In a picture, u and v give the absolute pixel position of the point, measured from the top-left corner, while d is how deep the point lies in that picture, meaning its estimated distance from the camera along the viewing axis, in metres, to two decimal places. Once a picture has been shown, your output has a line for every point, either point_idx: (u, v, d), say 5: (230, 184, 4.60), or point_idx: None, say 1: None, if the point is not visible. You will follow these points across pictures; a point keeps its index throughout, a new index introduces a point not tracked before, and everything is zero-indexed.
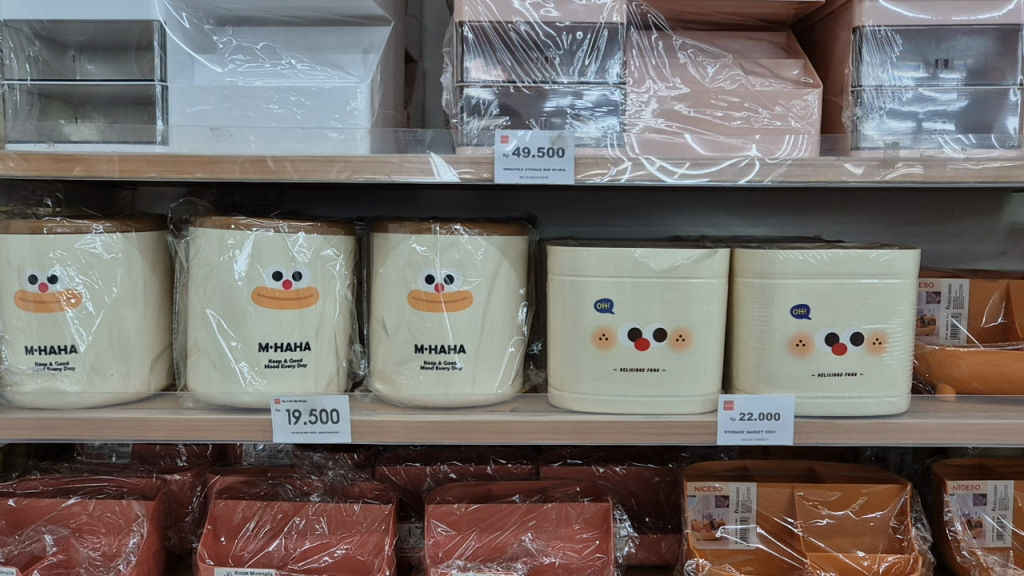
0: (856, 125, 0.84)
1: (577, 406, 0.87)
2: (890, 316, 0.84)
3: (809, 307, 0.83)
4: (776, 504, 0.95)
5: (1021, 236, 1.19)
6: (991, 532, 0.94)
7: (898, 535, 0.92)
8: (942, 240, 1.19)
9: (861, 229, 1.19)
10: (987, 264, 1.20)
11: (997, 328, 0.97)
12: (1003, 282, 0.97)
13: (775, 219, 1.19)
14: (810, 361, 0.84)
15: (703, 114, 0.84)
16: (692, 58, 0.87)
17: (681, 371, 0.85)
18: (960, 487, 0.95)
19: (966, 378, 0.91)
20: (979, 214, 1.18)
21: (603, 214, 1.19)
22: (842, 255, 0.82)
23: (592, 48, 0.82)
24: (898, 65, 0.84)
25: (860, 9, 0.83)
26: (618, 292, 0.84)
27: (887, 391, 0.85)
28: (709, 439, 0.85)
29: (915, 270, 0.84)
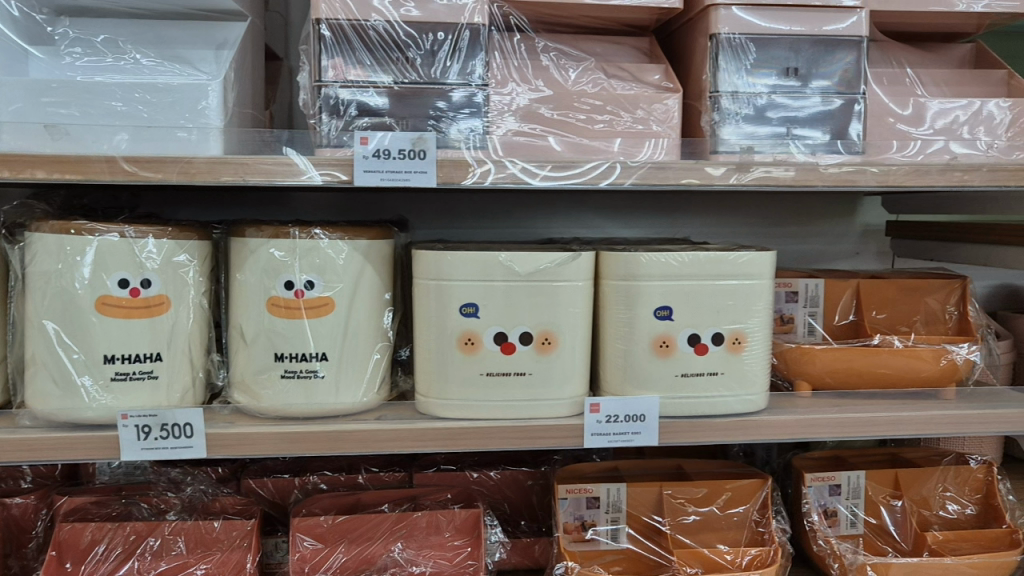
0: (715, 129, 0.86)
1: (444, 412, 0.86)
2: (748, 316, 0.86)
3: (672, 309, 0.85)
4: (643, 503, 0.96)
5: (874, 237, 1.26)
6: (844, 521, 0.99)
7: (760, 528, 0.94)
8: (802, 240, 1.25)
9: (727, 230, 1.23)
10: (843, 263, 1.26)
11: (849, 326, 1.01)
12: (854, 282, 1.01)
13: (646, 221, 1.22)
14: (673, 362, 0.85)
15: (566, 117, 0.83)
16: (554, 61, 0.87)
17: (547, 375, 0.85)
18: (817, 479, 0.98)
19: (821, 375, 0.95)
20: (835, 216, 1.25)
21: (477, 216, 1.19)
22: (703, 257, 0.84)
23: (453, 49, 0.81)
24: (752, 72, 0.86)
25: (716, 16, 0.84)
26: (483, 297, 0.84)
27: (747, 389, 0.87)
28: (575, 442, 0.85)
29: (772, 271, 0.87)
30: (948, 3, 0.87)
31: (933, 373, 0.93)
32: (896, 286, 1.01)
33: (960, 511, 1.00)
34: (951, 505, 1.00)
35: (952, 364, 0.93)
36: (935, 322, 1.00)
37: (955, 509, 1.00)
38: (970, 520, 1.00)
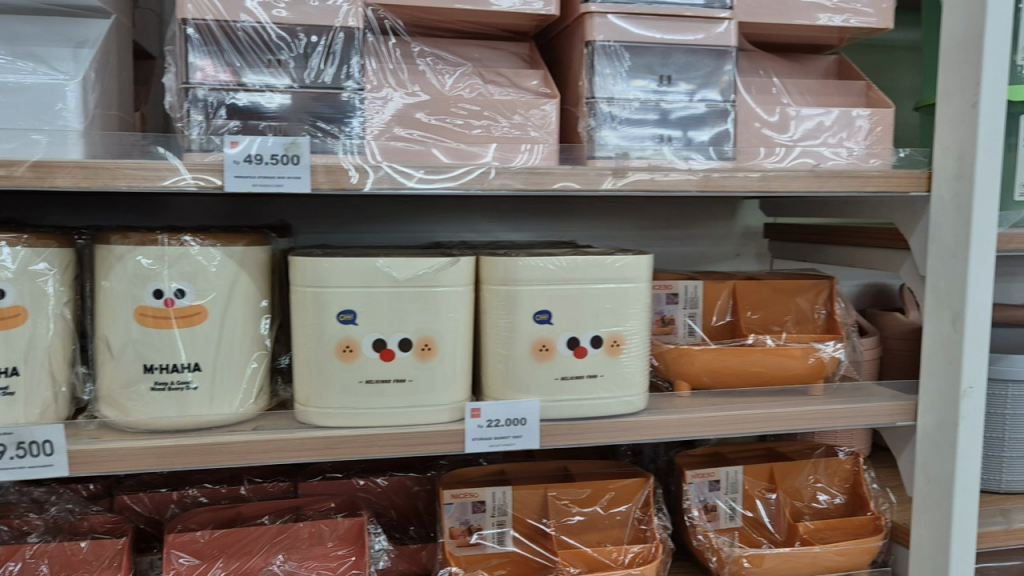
0: (591, 134, 0.87)
1: (323, 421, 0.84)
2: (625, 319, 0.88)
3: (550, 313, 0.86)
4: (528, 506, 0.97)
5: (753, 239, 1.31)
6: (723, 515, 1.02)
7: (642, 526, 0.97)
8: (686, 243, 1.28)
9: (613, 233, 1.25)
10: (725, 265, 1.30)
11: (726, 326, 1.04)
12: (730, 283, 1.05)
13: (533, 225, 1.23)
14: (553, 365, 0.86)
15: (443, 122, 0.84)
16: (431, 66, 0.87)
17: (427, 381, 0.85)
18: (698, 475, 1.01)
19: (698, 374, 0.97)
20: (717, 220, 1.29)
21: (363, 220, 1.17)
22: (580, 261, 0.85)
23: (327, 53, 0.80)
24: (627, 79, 0.87)
25: (591, 24, 0.85)
26: (361, 303, 0.83)
27: (625, 390, 0.89)
28: (456, 447, 0.85)
29: (648, 275, 0.89)
30: (810, 16, 0.91)
31: (802, 371, 0.97)
32: (770, 288, 1.05)
33: (829, 501, 1.05)
34: (821, 496, 1.05)
35: (819, 362, 0.97)
36: (805, 322, 1.04)
37: (825, 499, 1.05)
38: (838, 509, 1.05)
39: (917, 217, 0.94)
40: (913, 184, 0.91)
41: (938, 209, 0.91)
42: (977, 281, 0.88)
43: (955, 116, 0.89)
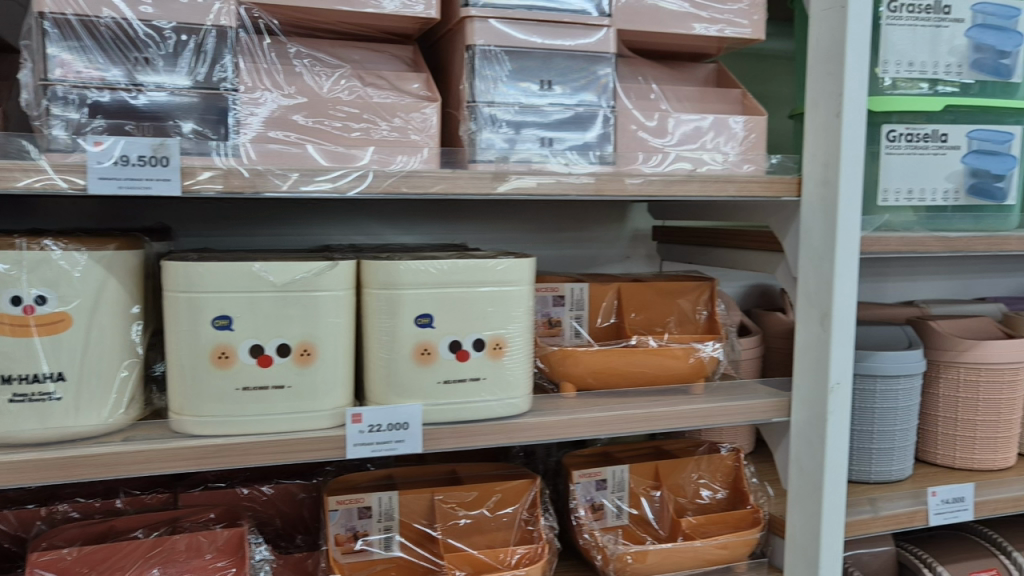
0: (473, 138, 0.87)
1: (198, 430, 0.82)
2: (507, 321, 0.89)
3: (431, 316, 0.86)
4: (414, 511, 0.96)
5: (642, 241, 1.34)
6: (610, 514, 1.03)
7: (529, 526, 0.98)
8: (577, 245, 1.30)
9: (504, 236, 1.26)
10: (615, 267, 1.33)
11: (610, 328, 1.06)
12: (615, 285, 1.07)
13: (425, 227, 1.23)
14: (435, 369, 0.86)
15: (322, 124, 0.83)
16: (307, 67, 0.86)
17: (307, 387, 0.83)
18: (584, 475, 1.02)
19: (582, 375, 0.98)
20: (607, 222, 1.31)
21: (249, 223, 1.15)
22: (461, 264, 0.86)
23: (197, 52, 0.78)
24: (508, 83, 0.88)
25: (471, 28, 0.86)
26: (236, 308, 0.81)
27: (508, 393, 0.89)
28: (337, 453, 0.84)
29: (530, 278, 0.90)
30: (686, 25, 0.94)
31: (683, 371, 0.99)
32: (653, 289, 1.07)
33: (712, 495, 1.09)
34: (704, 491, 1.08)
35: (699, 362, 0.99)
36: (687, 323, 1.07)
37: (707, 495, 1.08)
38: (720, 504, 1.09)
39: (790, 220, 0.98)
40: (785, 190, 0.95)
41: (808, 213, 0.95)
42: (843, 282, 0.92)
43: (823, 124, 0.92)
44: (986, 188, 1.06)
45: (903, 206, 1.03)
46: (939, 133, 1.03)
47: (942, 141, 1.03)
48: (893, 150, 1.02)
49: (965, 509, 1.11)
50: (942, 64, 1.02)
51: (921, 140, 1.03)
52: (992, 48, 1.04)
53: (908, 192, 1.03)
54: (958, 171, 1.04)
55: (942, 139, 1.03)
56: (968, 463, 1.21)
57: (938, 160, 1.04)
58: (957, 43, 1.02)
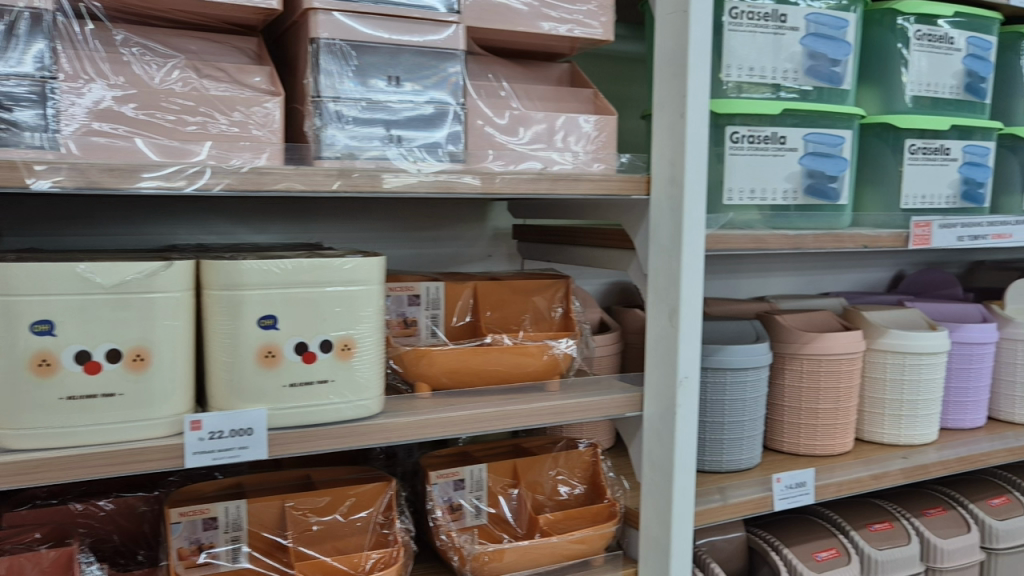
0: (318, 133, 0.84)
1: (15, 444, 0.75)
2: (356, 322, 0.87)
3: (276, 317, 0.83)
4: (264, 519, 0.93)
5: (503, 239, 1.36)
6: (468, 513, 1.03)
7: (384, 529, 0.96)
8: (437, 244, 1.30)
9: (364, 235, 1.25)
10: (477, 265, 1.34)
11: (465, 326, 1.06)
12: (471, 283, 1.06)
13: (280, 226, 1.19)
14: (280, 372, 0.84)
15: (153, 117, 0.77)
16: (136, 56, 0.81)
17: (141, 395, 0.79)
18: (441, 476, 1.02)
19: (437, 375, 0.97)
20: (468, 221, 1.32)
21: (86, 222, 1.08)
22: (306, 263, 0.84)
23: (8, 35, 0.72)
24: (355, 78, 0.86)
25: (315, 20, 0.83)
26: (60, 312, 0.76)
27: (358, 395, 0.88)
28: (175, 463, 0.80)
29: (380, 278, 0.89)
30: (534, 25, 0.95)
31: (538, 368, 1.00)
32: (508, 288, 1.08)
33: (569, 491, 1.10)
34: (562, 487, 1.10)
35: (553, 359, 1.00)
36: (542, 321, 1.08)
37: (565, 491, 1.10)
38: (578, 499, 1.10)
39: (640, 219, 1.00)
40: (634, 189, 0.97)
41: (655, 212, 0.97)
42: (689, 278, 0.95)
43: (668, 125, 0.95)
44: (821, 188, 1.12)
45: (746, 205, 1.07)
46: (777, 136, 1.07)
47: (780, 144, 1.07)
48: (736, 151, 1.06)
49: (805, 493, 1.17)
50: (779, 70, 1.07)
51: (762, 142, 1.06)
52: (826, 56, 1.10)
53: (751, 192, 1.07)
54: (796, 172, 1.09)
55: (781, 141, 1.07)
56: (811, 449, 1.28)
57: (777, 161, 1.08)
58: (793, 50, 1.07)
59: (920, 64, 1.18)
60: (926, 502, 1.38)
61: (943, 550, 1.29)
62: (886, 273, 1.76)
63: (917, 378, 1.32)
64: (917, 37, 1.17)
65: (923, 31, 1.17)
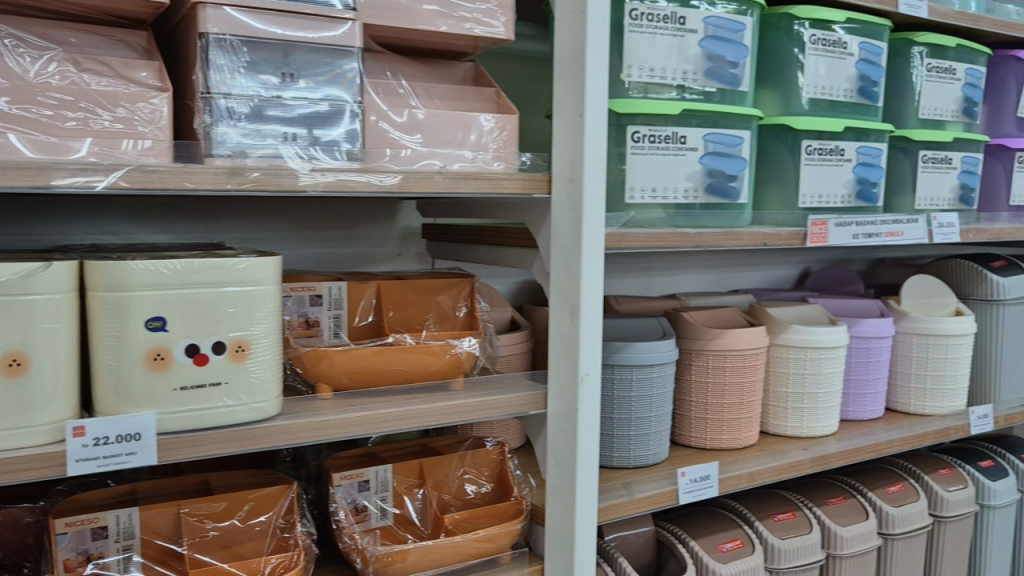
0: (208, 131, 0.82)
1: None
2: (250, 322, 0.85)
3: (164, 319, 0.81)
4: (157, 527, 0.90)
5: (413, 239, 1.35)
6: (373, 515, 1.01)
7: (285, 533, 0.95)
8: (346, 243, 1.29)
9: (269, 235, 1.22)
10: (386, 264, 1.33)
11: (368, 326, 1.05)
12: (374, 283, 1.06)
13: (180, 226, 1.16)
14: (170, 375, 0.81)
15: (29, 112, 0.75)
16: (9, 48, 0.78)
17: (19, 401, 0.76)
18: (345, 477, 1.01)
19: (338, 376, 0.96)
20: (377, 220, 1.31)
21: None
22: (197, 263, 0.81)
23: None
24: (247, 74, 0.84)
25: (203, 15, 0.81)
26: None
27: (254, 397, 0.86)
28: (57, 471, 0.77)
29: (276, 277, 0.87)
30: (433, 23, 0.94)
31: (441, 367, 1.00)
32: (412, 288, 1.07)
33: (476, 490, 1.10)
34: (468, 486, 1.10)
35: (456, 358, 1.00)
36: (446, 320, 1.08)
37: (472, 489, 1.10)
38: (485, 497, 1.10)
39: (542, 218, 1.01)
40: (536, 188, 0.97)
41: (557, 211, 0.98)
42: (589, 276, 0.96)
43: (568, 124, 0.96)
44: (721, 188, 1.14)
45: (648, 204, 1.08)
46: (678, 136, 1.09)
47: (681, 143, 1.09)
48: (638, 150, 1.07)
49: (710, 486, 1.19)
50: (679, 70, 1.09)
51: (662, 142, 1.08)
52: (725, 58, 1.12)
53: (652, 190, 1.08)
54: (696, 171, 1.11)
55: (681, 141, 1.09)
56: (717, 444, 1.30)
57: (678, 160, 1.10)
58: (691, 52, 1.09)
59: (817, 67, 1.22)
60: (828, 492, 1.43)
61: (842, 537, 1.33)
62: (794, 270, 1.80)
63: (818, 372, 1.36)
64: (812, 41, 1.21)
65: (818, 36, 1.21)
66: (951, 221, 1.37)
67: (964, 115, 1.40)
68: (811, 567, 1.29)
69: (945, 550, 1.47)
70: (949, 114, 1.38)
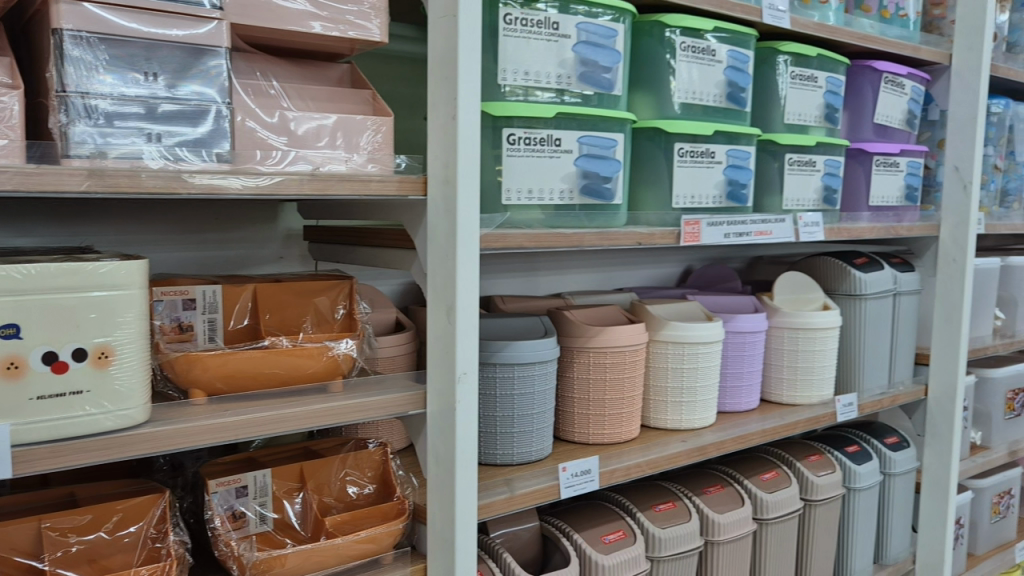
0: (64, 130, 0.79)
1: None
2: (114, 328, 0.83)
3: (19, 327, 0.78)
4: (16, 543, 0.87)
5: (295, 241, 1.34)
6: (251, 521, 1.00)
7: (157, 543, 0.93)
8: (225, 246, 1.26)
9: (144, 238, 1.19)
10: (269, 267, 1.31)
11: (244, 330, 1.04)
12: (251, 286, 1.04)
13: (47, 229, 1.11)
14: (25, 384, 0.78)
15: None
16: None
17: None
18: (221, 484, 0.99)
19: (210, 380, 0.94)
20: (259, 222, 1.29)
21: None
22: (55, 267, 0.79)
23: None
24: (106, 72, 0.82)
25: (58, 11, 0.79)
26: None
27: (119, 405, 0.83)
28: None
29: (143, 281, 0.85)
30: (304, 24, 0.94)
31: (319, 369, 1.00)
32: (289, 290, 1.06)
33: (358, 491, 1.10)
34: (350, 488, 1.09)
35: (333, 360, 1.00)
36: (325, 323, 1.08)
37: (354, 491, 1.10)
38: (368, 498, 1.10)
39: (419, 220, 1.02)
40: (411, 189, 0.98)
41: (433, 210, 0.99)
42: (464, 277, 0.97)
43: (442, 126, 0.97)
44: (596, 189, 1.17)
45: (525, 205, 1.11)
46: (553, 138, 1.11)
47: (556, 145, 1.11)
48: (514, 152, 1.09)
49: (591, 480, 1.22)
50: (554, 74, 1.11)
51: (538, 144, 1.10)
52: (599, 63, 1.15)
53: (529, 191, 1.10)
54: (571, 173, 1.13)
55: (556, 143, 1.11)
56: (600, 438, 1.34)
57: (554, 163, 1.12)
58: (566, 57, 1.12)
59: (688, 73, 1.27)
60: (707, 481, 1.48)
61: (719, 524, 1.39)
62: (677, 268, 1.86)
63: (695, 366, 1.41)
64: (682, 47, 1.26)
65: (687, 43, 1.26)
66: (816, 221, 1.45)
67: (826, 120, 1.48)
68: (689, 554, 1.35)
69: (815, 532, 1.56)
70: (813, 119, 1.46)
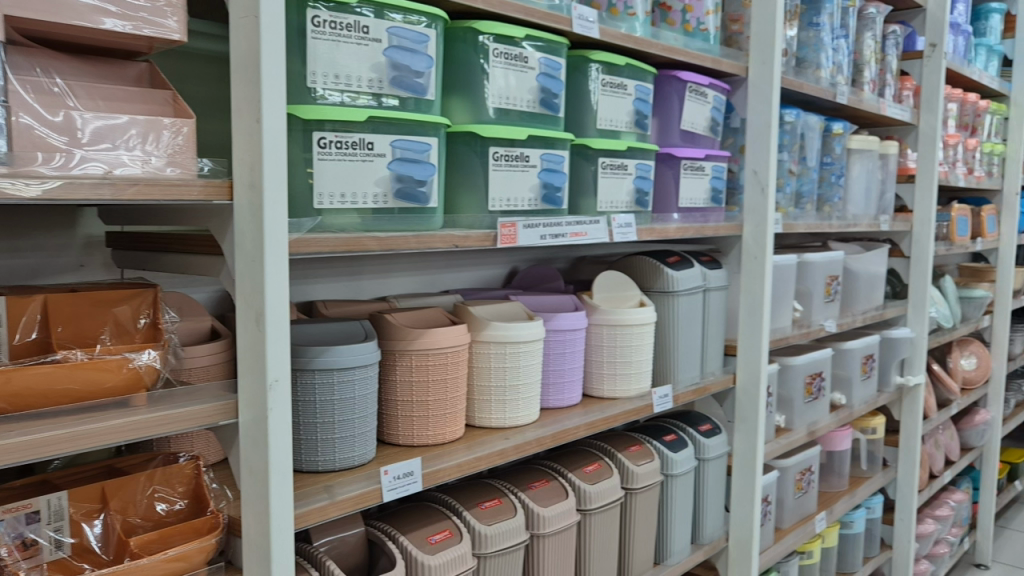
0: None
1: None
2: None
3: None
4: None
5: (97, 249, 1.27)
6: (44, 548, 0.94)
7: None
8: (17, 255, 1.18)
9: None
10: (67, 277, 1.24)
11: (34, 343, 0.97)
12: (40, 296, 0.98)
13: None
14: None
15: None
16: None
17: None
18: (9, 511, 0.91)
19: None
20: (54, 229, 1.21)
21: None
22: None
23: None
24: None
25: None
26: None
27: None
28: None
29: None
30: (93, 20, 0.89)
31: (117, 383, 0.94)
32: (84, 300, 1.01)
33: (168, 508, 1.05)
34: (159, 504, 1.05)
35: (135, 372, 0.96)
36: (125, 334, 1.02)
37: (163, 507, 1.05)
38: (178, 514, 1.06)
39: (226, 225, 0.99)
40: (216, 193, 0.95)
41: (239, 215, 0.97)
42: (273, 284, 0.96)
43: (248, 128, 0.95)
44: (411, 193, 1.17)
45: (338, 209, 1.10)
46: (365, 142, 1.11)
47: (368, 149, 1.11)
48: (324, 156, 1.08)
49: (414, 482, 1.23)
50: (366, 78, 1.11)
51: (349, 148, 1.09)
52: (410, 67, 1.15)
53: (341, 196, 1.10)
54: (385, 177, 1.14)
55: (369, 147, 1.11)
56: (424, 440, 1.34)
57: (367, 167, 1.11)
58: (377, 60, 1.12)
59: (502, 78, 1.30)
60: (532, 477, 1.52)
61: (543, 517, 1.43)
62: (502, 270, 1.90)
63: (517, 364, 1.45)
64: (494, 54, 1.29)
65: (500, 50, 1.29)
66: (627, 222, 1.53)
67: (636, 126, 1.56)
68: (515, 548, 1.38)
69: (635, 518, 1.63)
70: (624, 125, 1.54)
